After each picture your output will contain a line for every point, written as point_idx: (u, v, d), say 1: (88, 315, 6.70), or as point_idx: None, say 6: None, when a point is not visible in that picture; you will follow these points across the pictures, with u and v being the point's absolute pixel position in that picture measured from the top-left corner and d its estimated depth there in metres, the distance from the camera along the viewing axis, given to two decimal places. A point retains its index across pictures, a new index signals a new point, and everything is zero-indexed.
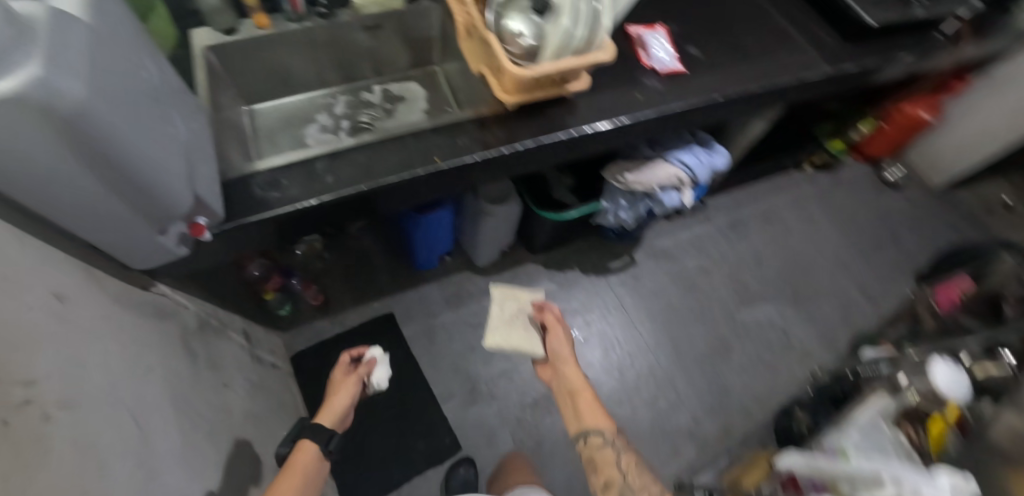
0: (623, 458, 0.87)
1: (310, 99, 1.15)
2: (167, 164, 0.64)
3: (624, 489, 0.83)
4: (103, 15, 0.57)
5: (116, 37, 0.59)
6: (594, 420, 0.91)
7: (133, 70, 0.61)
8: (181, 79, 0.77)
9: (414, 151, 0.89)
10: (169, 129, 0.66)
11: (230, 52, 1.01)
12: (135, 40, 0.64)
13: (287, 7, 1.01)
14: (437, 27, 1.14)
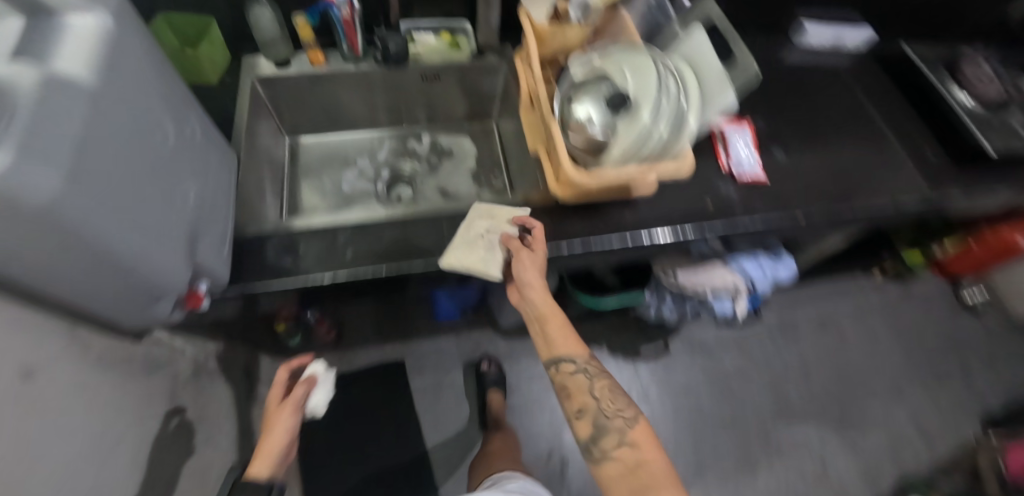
0: (595, 379, 0.79)
1: (355, 140, 1.08)
2: (165, 241, 0.57)
3: (597, 419, 0.76)
4: (114, 78, 0.50)
5: (126, 99, 0.52)
6: (567, 345, 0.79)
7: (142, 135, 0.54)
8: (210, 130, 0.71)
9: (447, 237, 0.80)
10: (174, 202, 0.58)
11: (279, 86, 0.95)
12: (153, 95, 0.57)
13: (345, 49, 0.93)
14: (501, 87, 1.05)
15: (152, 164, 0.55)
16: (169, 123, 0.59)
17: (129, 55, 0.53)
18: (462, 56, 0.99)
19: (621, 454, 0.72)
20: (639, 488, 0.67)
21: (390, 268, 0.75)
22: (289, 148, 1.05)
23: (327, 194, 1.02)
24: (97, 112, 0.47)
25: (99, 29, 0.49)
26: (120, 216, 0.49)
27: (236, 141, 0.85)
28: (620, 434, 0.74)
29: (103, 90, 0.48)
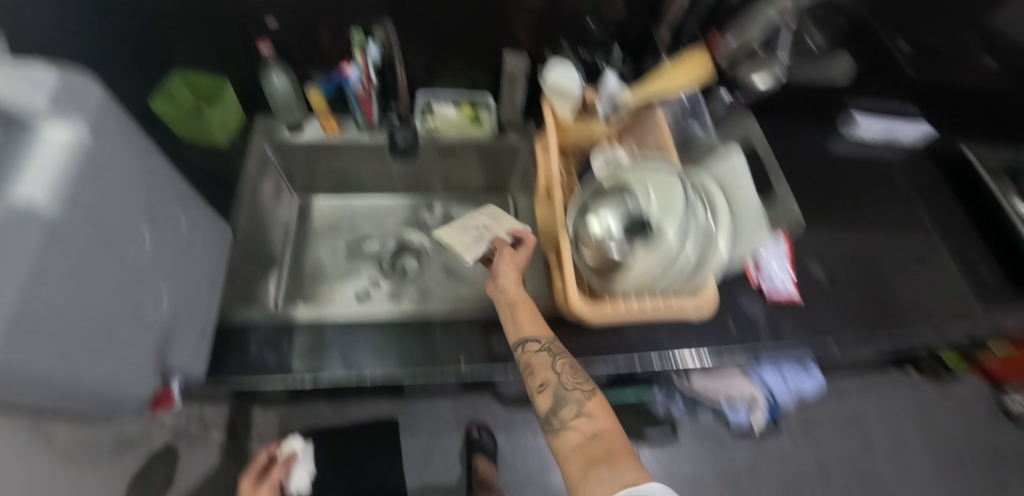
0: (559, 353, 0.69)
1: (365, 204, 1.04)
2: (130, 354, 0.53)
3: (557, 391, 0.66)
4: (80, 196, 0.46)
5: (96, 212, 0.48)
6: (533, 324, 0.71)
7: (111, 247, 0.50)
8: (200, 216, 0.67)
9: (443, 344, 0.74)
10: (145, 313, 0.54)
11: (291, 150, 0.92)
12: (132, 197, 0.53)
13: (360, 119, 0.90)
14: (521, 164, 0.99)
15: (121, 276, 0.51)
16: (149, 225, 0.55)
17: (106, 162, 0.50)
18: (483, 133, 0.94)
19: (579, 426, 0.64)
20: (593, 459, 0.60)
21: (375, 375, 0.71)
22: (297, 208, 1.01)
23: (329, 263, 0.97)
24: (54, 239, 0.43)
25: (73, 142, 0.46)
26: (75, 346, 0.46)
27: (236, 213, 0.81)
28: (580, 405, 0.65)
29: (66, 211, 0.44)
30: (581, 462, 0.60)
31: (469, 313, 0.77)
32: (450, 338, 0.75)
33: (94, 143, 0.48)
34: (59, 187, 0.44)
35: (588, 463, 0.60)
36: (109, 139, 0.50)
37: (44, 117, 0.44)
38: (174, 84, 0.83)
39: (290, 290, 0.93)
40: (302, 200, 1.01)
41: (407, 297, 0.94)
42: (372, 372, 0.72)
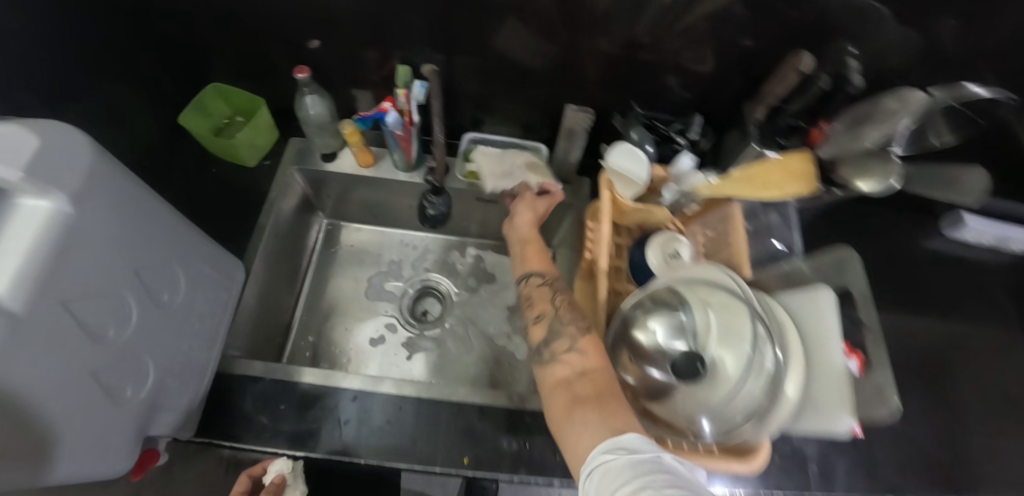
0: (559, 290, 0.68)
1: (395, 236, 0.97)
2: (105, 439, 0.48)
3: (553, 323, 0.64)
4: (63, 276, 0.42)
5: (73, 293, 0.43)
6: (539, 261, 0.73)
7: (89, 327, 0.45)
8: (204, 263, 0.63)
9: (446, 434, 0.67)
10: (130, 385, 0.51)
11: (322, 177, 0.85)
12: (122, 263, 0.49)
13: (399, 158, 0.82)
14: (566, 222, 0.89)
15: (100, 357, 0.46)
16: (136, 291, 0.51)
17: (92, 231, 0.45)
18: None
19: (568, 361, 0.60)
20: (580, 399, 0.55)
21: (369, 463, 0.64)
22: (323, 233, 0.95)
23: (346, 300, 0.90)
24: (24, 333, 0.38)
25: (53, 216, 0.42)
26: (40, 448, 0.41)
27: (253, 247, 0.76)
28: (573, 339, 0.61)
29: (36, 299, 0.40)
30: (567, 401, 0.56)
31: (481, 401, 0.69)
32: (457, 431, 0.67)
33: (77, 213, 0.43)
34: (32, 272, 0.39)
35: (573, 404, 0.55)
36: (97, 206, 0.46)
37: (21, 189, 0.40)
38: (210, 96, 0.78)
39: (303, 326, 0.88)
40: (330, 223, 0.96)
41: (422, 352, 0.87)
42: (367, 457, 0.65)
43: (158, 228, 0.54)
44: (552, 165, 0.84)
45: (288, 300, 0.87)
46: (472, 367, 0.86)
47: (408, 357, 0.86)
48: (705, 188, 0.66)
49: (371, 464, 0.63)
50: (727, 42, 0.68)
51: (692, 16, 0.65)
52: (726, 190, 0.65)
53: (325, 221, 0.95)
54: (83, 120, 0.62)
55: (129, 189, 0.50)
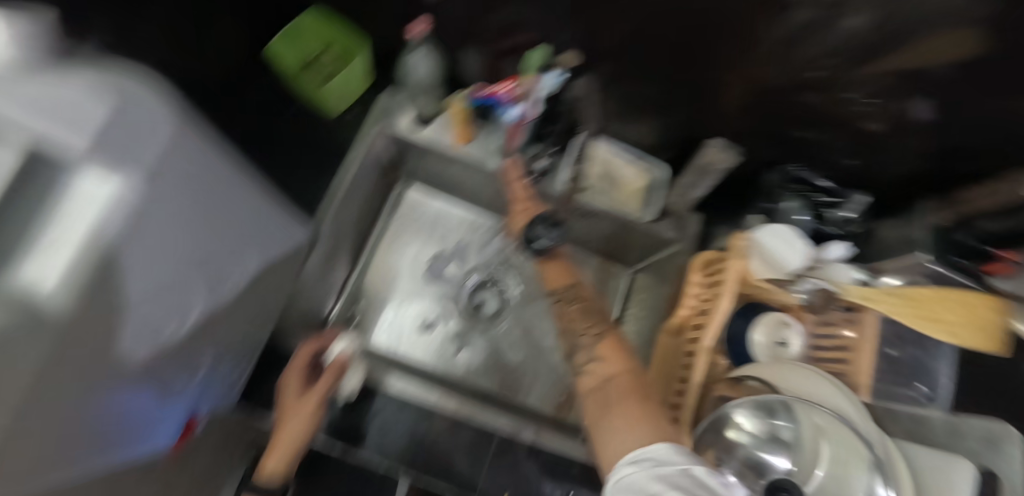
0: (581, 297, 0.62)
1: (466, 214, 0.90)
2: (142, 421, 0.45)
3: (572, 339, 0.59)
4: (125, 274, 0.35)
5: (132, 294, 0.36)
6: (555, 268, 0.66)
7: (143, 330, 0.39)
8: (274, 228, 0.56)
9: (489, 467, 0.64)
10: (179, 367, 0.47)
11: (405, 140, 0.76)
12: (181, 247, 0.42)
13: (501, 144, 0.73)
14: (658, 256, 0.81)
15: (147, 354, 0.41)
16: (196, 280, 0.44)
17: (154, 216, 0.37)
18: (636, 215, 0.75)
19: (595, 371, 0.55)
20: (609, 405, 0.50)
21: (400, 478, 0.62)
22: (393, 196, 0.88)
23: (404, 274, 0.86)
24: (76, 356, 0.32)
25: (115, 203, 0.32)
26: (74, 458, 0.37)
27: (325, 208, 0.69)
28: (593, 350, 0.56)
29: (97, 309, 0.33)
30: (597, 407, 0.51)
31: (532, 439, 0.65)
32: (503, 465, 0.64)
33: (142, 196, 0.35)
34: (92, 284, 0.31)
35: (602, 411, 0.50)
36: (158, 184, 0.37)
37: (80, 165, 0.30)
38: (309, 22, 0.70)
39: (355, 292, 0.84)
40: (402, 183, 0.89)
41: (470, 348, 0.83)
42: (398, 470, 0.63)
43: (217, 195, 0.46)
44: (667, 194, 0.74)
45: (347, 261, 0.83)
46: (521, 378, 0.82)
47: (455, 351, 0.82)
48: (851, 292, 0.57)
49: (403, 477, 0.62)
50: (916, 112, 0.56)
51: (883, 66, 0.53)
52: (878, 303, 0.56)
53: (397, 181, 0.88)
54: (165, 40, 0.54)
55: (189, 150, 0.40)
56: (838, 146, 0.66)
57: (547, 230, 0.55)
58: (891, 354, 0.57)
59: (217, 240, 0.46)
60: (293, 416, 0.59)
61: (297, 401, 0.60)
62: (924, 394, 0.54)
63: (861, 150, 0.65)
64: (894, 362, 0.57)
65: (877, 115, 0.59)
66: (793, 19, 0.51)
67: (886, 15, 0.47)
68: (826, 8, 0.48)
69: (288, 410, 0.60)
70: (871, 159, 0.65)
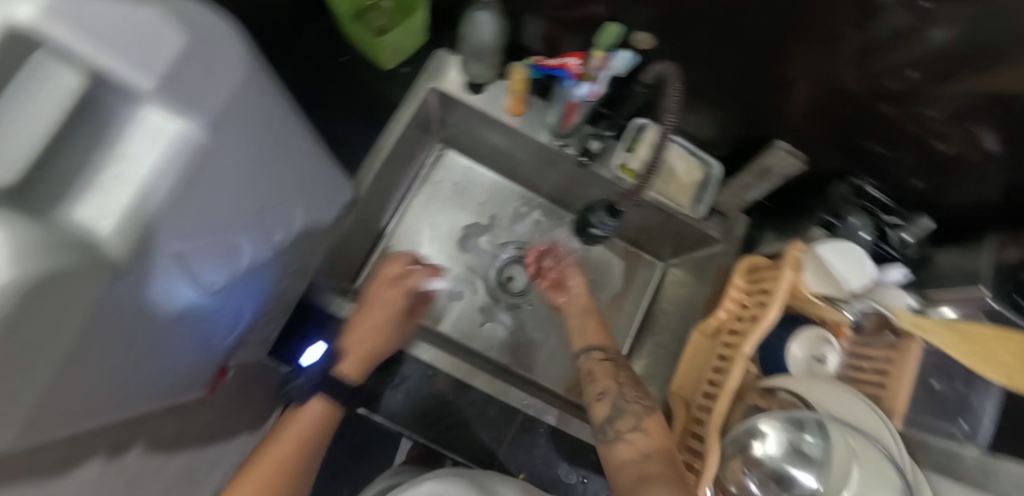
0: (624, 368, 0.62)
1: (505, 187, 0.88)
2: (183, 363, 0.46)
3: (616, 401, 0.57)
4: (177, 214, 0.35)
5: (181, 235, 0.36)
6: (596, 336, 0.67)
7: (191, 271, 0.39)
8: (320, 184, 0.56)
9: (515, 443, 0.64)
10: (223, 315, 0.48)
11: (456, 104, 0.74)
12: (238, 200, 0.42)
13: (553, 121, 0.70)
14: (697, 253, 0.80)
15: (190, 302, 0.41)
16: (248, 230, 0.45)
17: (215, 164, 0.37)
18: (687, 211, 0.73)
19: (634, 440, 0.53)
20: (647, 475, 0.48)
21: (421, 441, 0.64)
22: (432, 158, 0.87)
23: (439, 241, 0.85)
24: (115, 287, 0.32)
25: (177, 141, 0.32)
26: (104, 393, 0.37)
27: (368, 167, 0.67)
28: (637, 418, 0.55)
29: (145, 243, 0.33)
30: (633, 476, 0.49)
31: (555, 423, 0.65)
32: (522, 443, 0.65)
33: (205, 142, 0.35)
34: (136, 219, 0.31)
35: (638, 478, 0.48)
36: (225, 134, 0.37)
37: (150, 101, 0.30)
38: None
39: (385, 254, 0.84)
40: (442, 148, 0.87)
41: (498, 322, 0.83)
42: (412, 434, 0.64)
43: (281, 150, 0.46)
44: (720, 193, 0.73)
45: (382, 223, 0.83)
46: (544, 360, 0.82)
47: (482, 322, 0.82)
48: (906, 318, 0.55)
49: (418, 441, 0.63)
50: (985, 142, 0.53)
51: (967, 85, 0.50)
52: (930, 331, 0.54)
53: (438, 145, 0.87)
54: None
55: (257, 102, 0.41)
56: (904, 166, 0.63)
57: (606, 219, 0.57)
58: (934, 386, 0.56)
59: (273, 198, 0.47)
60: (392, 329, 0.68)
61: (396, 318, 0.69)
62: (960, 430, 0.53)
63: (929, 174, 0.62)
64: (938, 396, 0.56)
65: (949, 136, 0.56)
66: (882, 21, 0.49)
67: (981, 30, 0.45)
68: (915, 12, 0.47)
69: (387, 323, 0.68)
70: (937, 185, 0.62)
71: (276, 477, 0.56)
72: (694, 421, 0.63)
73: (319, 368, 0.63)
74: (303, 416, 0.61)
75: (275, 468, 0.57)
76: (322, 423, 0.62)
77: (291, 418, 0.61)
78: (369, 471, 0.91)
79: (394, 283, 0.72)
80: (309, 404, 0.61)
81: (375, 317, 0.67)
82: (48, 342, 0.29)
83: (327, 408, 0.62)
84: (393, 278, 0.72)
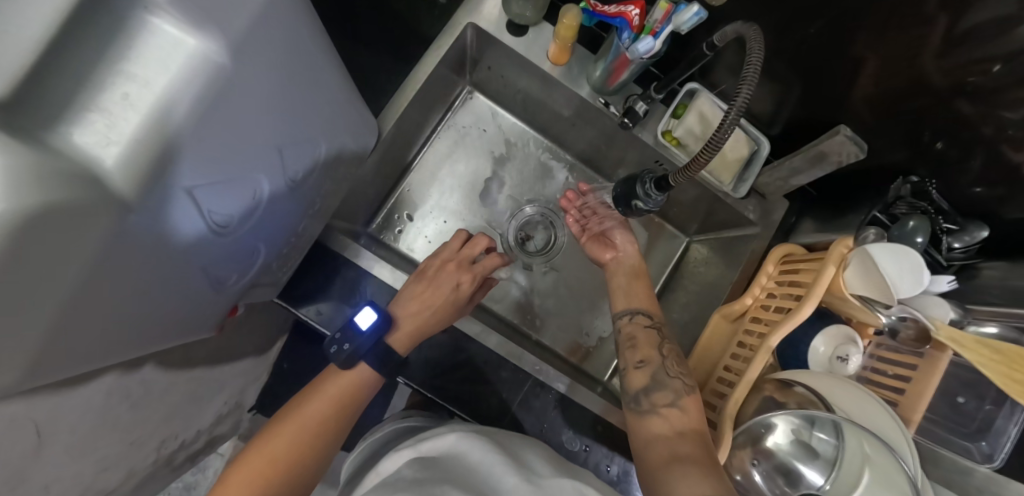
0: (667, 338, 0.60)
1: (534, 140, 0.83)
2: (196, 303, 0.44)
3: (657, 373, 0.55)
4: (193, 147, 0.31)
5: (198, 171, 0.33)
6: (643, 298, 0.64)
7: (207, 212, 0.36)
8: (342, 124, 0.51)
9: (521, 406, 0.63)
10: (239, 257, 0.45)
11: (491, 45, 0.67)
12: (261, 135, 0.38)
13: (598, 77, 0.64)
14: (725, 232, 0.76)
15: (204, 242, 0.38)
16: (269, 169, 0.41)
17: (236, 93, 0.33)
18: (728, 187, 0.69)
19: (669, 416, 0.52)
20: (678, 455, 0.47)
21: (422, 393, 0.62)
22: (458, 101, 0.81)
23: (458, 190, 0.81)
24: (125, 226, 0.29)
25: (194, 63, 0.28)
26: (115, 332, 0.35)
27: (393, 106, 0.63)
28: (677, 394, 0.53)
29: (157, 179, 0.29)
30: (664, 458, 0.48)
31: (563, 391, 0.64)
32: (531, 407, 0.64)
33: (224, 65, 0.30)
34: (146, 149, 0.28)
35: (669, 457, 0.47)
36: (248, 60, 0.32)
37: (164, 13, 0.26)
38: None
39: (401, 200, 0.80)
40: (470, 91, 0.81)
41: (513, 282, 0.81)
42: (419, 388, 0.62)
43: (307, 82, 0.42)
44: (764, 173, 0.67)
45: (401, 167, 0.79)
46: (556, 324, 0.80)
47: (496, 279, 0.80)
48: (944, 331, 0.53)
49: (423, 394, 0.61)
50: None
51: None
52: (968, 349, 0.51)
53: (467, 87, 0.80)
54: None
55: (284, 24, 0.36)
56: (971, 171, 0.58)
57: (653, 193, 0.50)
58: (959, 402, 0.55)
59: (297, 136, 0.43)
60: (455, 316, 0.67)
61: (460, 305, 0.68)
62: (978, 449, 0.53)
63: (994, 182, 0.57)
64: (962, 412, 0.54)
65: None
66: (978, 12, 0.43)
67: None
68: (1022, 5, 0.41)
69: (452, 309, 0.67)
70: (1002, 194, 0.57)
71: (310, 436, 0.53)
72: (707, 405, 0.63)
73: (374, 336, 0.57)
74: (347, 378, 0.58)
75: (310, 427, 0.54)
76: (361, 392, 0.58)
77: (335, 376, 0.57)
78: (373, 410, 0.93)
79: (469, 268, 0.71)
80: (355, 369, 0.58)
81: (444, 301, 0.66)
82: (55, 283, 0.26)
83: (372, 376, 0.59)
84: (469, 262, 0.71)
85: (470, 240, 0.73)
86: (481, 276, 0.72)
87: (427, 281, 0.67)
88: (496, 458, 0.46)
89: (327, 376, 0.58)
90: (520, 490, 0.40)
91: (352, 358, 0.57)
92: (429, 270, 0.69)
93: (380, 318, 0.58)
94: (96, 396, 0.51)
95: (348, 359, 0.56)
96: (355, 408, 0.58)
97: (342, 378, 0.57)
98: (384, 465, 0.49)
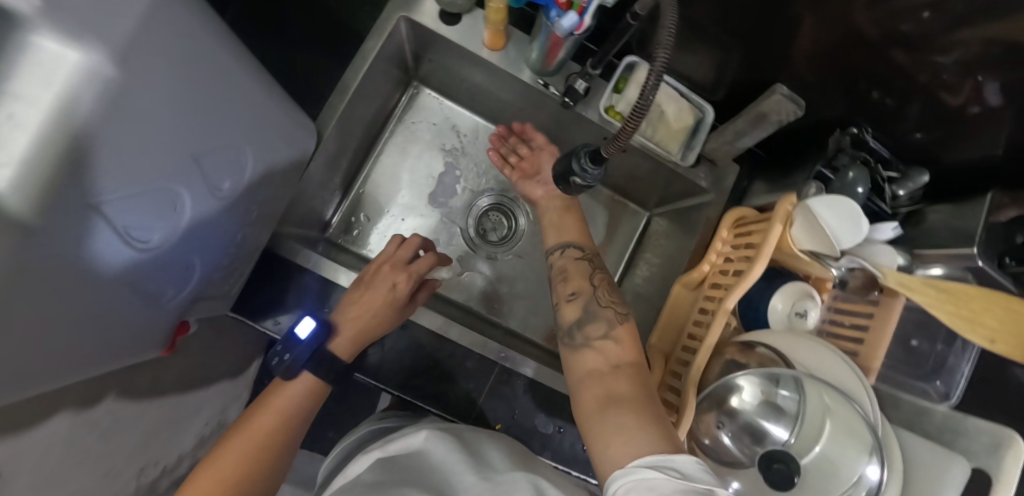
0: (599, 268, 0.59)
1: (486, 130, 0.83)
2: (128, 322, 0.43)
3: (589, 304, 0.55)
4: (93, 162, 0.30)
5: (103, 187, 0.32)
6: (574, 232, 0.63)
7: (121, 228, 0.35)
8: (268, 128, 0.50)
9: (491, 396, 0.63)
10: (169, 271, 0.44)
11: (428, 36, 0.67)
12: (169, 147, 0.37)
13: (535, 58, 0.63)
14: (681, 203, 0.77)
15: (127, 259, 0.37)
16: (186, 179, 0.40)
17: (133, 106, 0.32)
18: (676, 156, 0.69)
19: (603, 349, 0.51)
20: (614, 396, 0.46)
21: (391, 391, 0.62)
22: (406, 98, 0.80)
23: (413, 186, 0.81)
24: (32, 251, 0.28)
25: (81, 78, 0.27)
26: (38, 360, 0.34)
27: (331, 108, 0.63)
28: (609, 325, 0.53)
29: (59, 200, 0.28)
30: (598, 400, 0.46)
31: (531, 374, 0.64)
32: (500, 395, 0.64)
33: (113, 76, 0.29)
34: (43, 173, 0.27)
35: (605, 400, 0.46)
36: (140, 69, 0.32)
37: (36, 26, 0.24)
38: None
39: (358, 202, 0.79)
40: (417, 86, 0.80)
41: (477, 272, 0.80)
42: (387, 386, 0.62)
43: (215, 86, 0.40)
44: (711, 139, 0.67)
45: (353, 170, 0.78)
46: (525, 311, 0.80)
47: (459, 272, 0.80)
48: (891, 277, 0.53)
49: (391, 394, 0.61)
50: (987, 94, 0.50)
51: (980, 31, 0.45)
52: (916, 291, 0.52)
53: (413, 83, 0.80)
54: None
55: (172, 26, 0.34)
56: (908, 117, 0.59)
57: (589, 167, 0.50)
58: (913, 344, 0.57)
59: (212, 143, 0.41)
60: (395, 318, 0.62)
61: (402, 306, 0.63)
62: (935, 389, 0.55)
63: (933, 126, 0.57)
64: (917, 354, 0.57)
65: (960, 87, 0.51)
66: None
67: None
68: None
69: (393, 310, 0.62)
70: (939, 138, 0.59)
71: (258, 450, 0.51)
72: (672, 375, 0.63)
73: (311, 345, 0.56)
74: (288, 391, 0.55)
75: (259, 440, 0.51)
76: (312, 399, 0.57)
77: (283, 388, 0.56)
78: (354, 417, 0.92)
79: (404, 267, 0.66)
80: (296, 380, 0.56)
81: (380, 304, 0.61)
82: None
83: (316, 384, 0.57)
84: (404, 262, 0.67)
85: (404, 243, 0.69)
86: (418, 276, 0.67)
87: (363, 286, 0.63)
88: (460, 457, 0.46)
89: (272, 393, 0.56)
90: (476, 488, 0.41)
91: (292, 369, 0.56)
92: (365, 274, 0.64)
93: (320, 326, 0.58)
94: (51, 432, 0.50)
95: (288, 370, 0.55)
96: (298, 396, 0.56)
97: (282, 391, 0.55)
98: (350, 468, 0.49)
